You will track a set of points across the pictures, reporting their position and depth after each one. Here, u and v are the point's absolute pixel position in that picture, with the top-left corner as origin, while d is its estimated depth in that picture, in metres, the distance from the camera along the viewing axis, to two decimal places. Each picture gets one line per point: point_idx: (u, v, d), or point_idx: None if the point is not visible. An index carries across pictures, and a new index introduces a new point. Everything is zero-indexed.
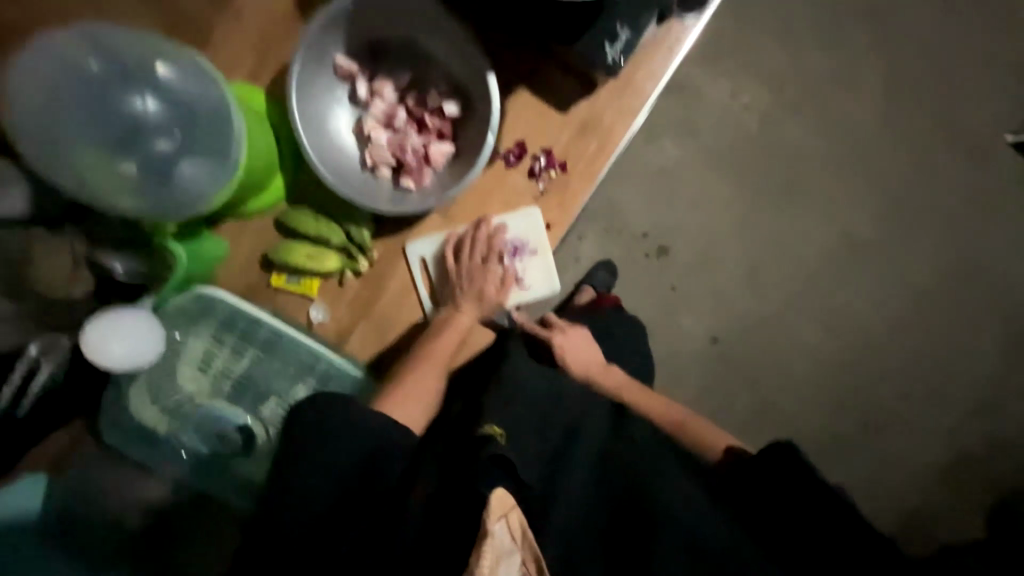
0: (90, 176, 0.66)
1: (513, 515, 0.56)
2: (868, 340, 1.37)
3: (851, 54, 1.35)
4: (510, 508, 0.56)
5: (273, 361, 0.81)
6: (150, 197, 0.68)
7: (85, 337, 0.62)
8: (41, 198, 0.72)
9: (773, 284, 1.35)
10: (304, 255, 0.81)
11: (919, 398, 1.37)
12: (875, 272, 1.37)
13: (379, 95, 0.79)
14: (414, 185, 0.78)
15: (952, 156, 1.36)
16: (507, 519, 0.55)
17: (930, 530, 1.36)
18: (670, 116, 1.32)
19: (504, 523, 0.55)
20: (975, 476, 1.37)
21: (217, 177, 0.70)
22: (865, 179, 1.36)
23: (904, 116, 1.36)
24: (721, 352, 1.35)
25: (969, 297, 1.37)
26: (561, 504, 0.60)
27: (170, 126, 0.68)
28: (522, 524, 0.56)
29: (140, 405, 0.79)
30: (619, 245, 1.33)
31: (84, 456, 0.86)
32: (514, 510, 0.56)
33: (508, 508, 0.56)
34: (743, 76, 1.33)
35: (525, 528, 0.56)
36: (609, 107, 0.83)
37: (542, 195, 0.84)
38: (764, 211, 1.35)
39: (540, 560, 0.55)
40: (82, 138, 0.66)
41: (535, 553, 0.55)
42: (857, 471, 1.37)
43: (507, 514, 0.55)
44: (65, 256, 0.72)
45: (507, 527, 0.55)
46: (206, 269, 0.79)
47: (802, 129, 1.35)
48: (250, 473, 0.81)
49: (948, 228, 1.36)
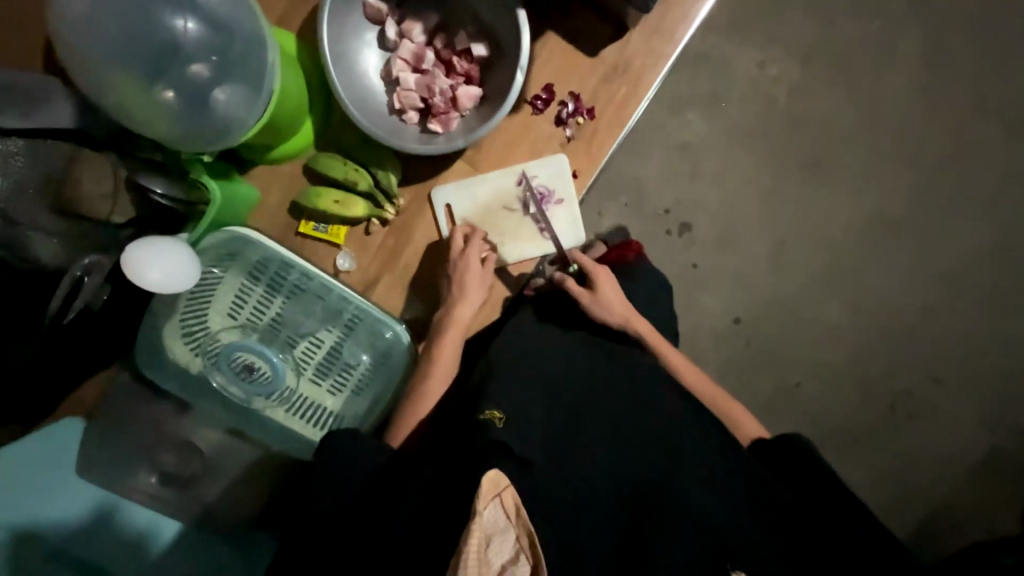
0: (128, 94, 0.70)
1: (506, 494, 0.57)
2: (904, 326, 1.28)
3: (889, 21, 1.26)
4: (503, 488, 0.57)
5: (304, 304, 0.85)
6: (183, 122, 0.72)
7: (134, 266, 0.66)
8: (86, 117, 0.73)
9: (801, 263, 1.28)
10: (332, 200, 0.81)
11: (960, 390, 1.27)
12: (913, 253, 1.27)
13: (407, 36, 0.79)
14: (442, 129, 0.79)
15: (1000, 130, 1.26)
16: (500, 499, 0.56)
17: (967, 531, 1.26)
18: (695, 87, 1.27)
19: (496, 503, 0.56)
20: (1019, 475, 1.26)
21: (246, 109, 0.73)
22: (903, 153, 1.27)
23: (948, 86, 1.26)
24: (743, 334, 1.28)
25: (1017, 282, 1.27)
26: (579, 472, 0.65)
27: (207, 53, 0.72)
28: (516, 502, 0.56)
29: (174, 342, 0.81)
30: (638, 222, 1.27)
31: (114, 395, 0.90)
32: (507, 489, 0.57)
33: (501, 486, 0.57)
34: (773, 44, 1.26)
35: (519, 505, 0.57)
36: (639, 52, 0.83)
37: (569, 141, 0.85)
38: (793, 187, 1.28)
39: (532, 534, 0.54)
40: (123, 55, 0.69)
41: (527, 530, 0.54)
42: (889, 464, 1.28)
43: (500, 494, 0.56)
44: (109, 177, 0.74)
45: (500, 506, 0.56)
46: (240, 211, 0.82)
47: (837, 99, 1.27)
48: (280, 408, 0.85)
49: (994, 208, 1.27)
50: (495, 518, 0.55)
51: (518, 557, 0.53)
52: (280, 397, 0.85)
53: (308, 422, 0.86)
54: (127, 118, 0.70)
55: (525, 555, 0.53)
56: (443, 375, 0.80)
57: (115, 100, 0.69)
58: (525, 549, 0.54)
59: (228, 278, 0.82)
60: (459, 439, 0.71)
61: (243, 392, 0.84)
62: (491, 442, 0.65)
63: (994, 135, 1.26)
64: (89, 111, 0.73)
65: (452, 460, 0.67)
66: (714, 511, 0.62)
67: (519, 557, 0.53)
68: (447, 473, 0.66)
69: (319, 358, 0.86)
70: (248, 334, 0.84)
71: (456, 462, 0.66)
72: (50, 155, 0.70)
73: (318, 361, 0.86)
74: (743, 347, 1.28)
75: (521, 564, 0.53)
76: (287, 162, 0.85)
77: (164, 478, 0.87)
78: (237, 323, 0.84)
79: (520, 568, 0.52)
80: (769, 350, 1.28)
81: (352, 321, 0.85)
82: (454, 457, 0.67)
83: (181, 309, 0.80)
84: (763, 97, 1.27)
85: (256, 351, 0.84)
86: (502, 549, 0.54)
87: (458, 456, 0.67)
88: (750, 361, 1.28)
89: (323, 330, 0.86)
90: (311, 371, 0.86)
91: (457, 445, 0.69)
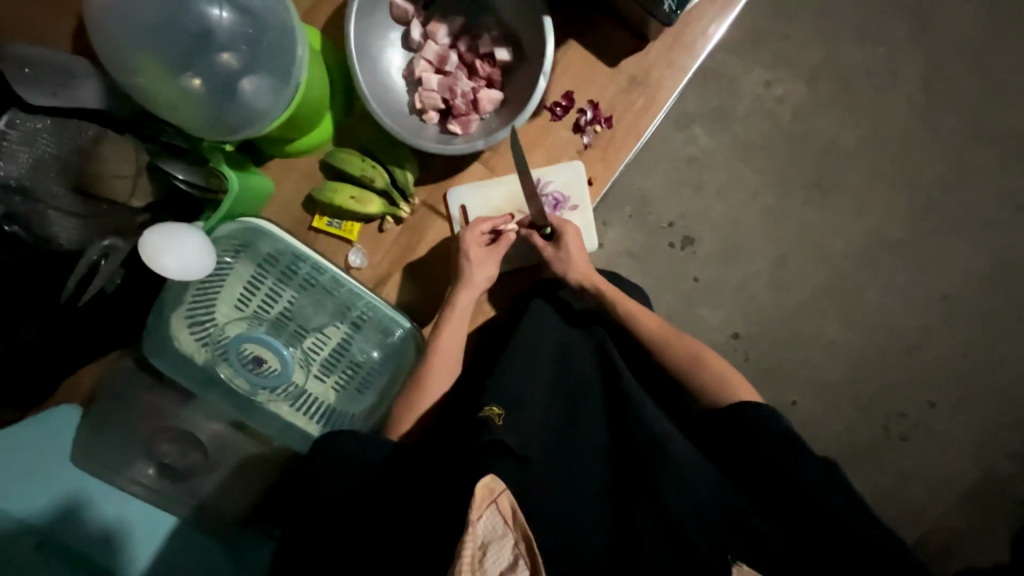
0: (156, 79, 0.70)
1: (502, 499, 0.58)
2: (900, 346, 1.29)
3: (891, 48, 1.29)
4: (498, 493, 0.58)
5: (314, 297, 0.85)
6: (209, 110, 0.72)
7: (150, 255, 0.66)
8: (111, 98, 0.73)
9: (800, 281, 1.29)
10: (348, 195, 0.82)
11: (953, 412, 1.28)
12: (910, 274, 1.29)
13: (432, 37, 0.80)
14: (461, 131, 0.80)
15: (995, 158, 1.29)
16: (496, 504, 0.57)
17: (958, 553, 1.26)
18: (701, 104, 1.29)
19: (492, 508, 0.57)
20: (1010, 498, 1.27)
21: (272, 100, 0.73)
22: (902, 177, 1.30)
23: (946, 114, 1.29)
24: (742, 349, 1.29)
25: (1010, 307, 1.29)
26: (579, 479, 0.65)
27: (238, 43, 0.72)
28: (512, 506, 0.58)
29: (179, 331, 0.79)
30: (641, 233, 1.28)
31: (116, 381, 0.92)
32: (503, 494, 0.58)
33: (496, 491, 0.58)
34: (779, 66, 1.29)
35: (516, 510, 0.58)
36: (658, 63, 0.85)
37: (586, 148, 0.86)
38: (794, 205, 1.29)
39: (530, 539, 0.56)
40: (155, 42, 0.70)
41: (524, 535, 0.56)
42: (882, 484, 1.28)
43: (496, 499, 0.57)
44: (130, 162, 0.75)
45: (496, 512, 0.57)
46: (254, 203, 0.82)
47: (839, 122, 1.30)
48: (285, 403, 0.84)
49: (988, 233, 1.29)
50: (491, 524, 0.56)
51: (517, 562, 0.55)
52: (284, 392, 0.84)
53: (312, 418, 0.85)
54: (152, 103, 0.70)
55: (524, 560, 0.55)
56: (446, 372, 0.80)
57: (141, 84, 0.69)
58: (524, 554, 0.55)
59: (238, 267, 0.82)
60: (461, 440, 0.70)
61: (248, 385, 0.82)
62: (491, 442, 0.64)
63: (990, 162, 1.29)
64: (115, 94, 0.73)
65: (452, 465, 0.67)
66: (704, 496, 0.62)
67: (518, 562, 0.55)
68: (448, 477, 0.67)
69: (326, 353, 0.85)
70: (256, 325, 0.83)
71: (456, 466, 0.66)
72: (75, 134, 0.72)
73: (325, 356, 0.85)
74: (741, 361, 1.29)
75: (520, 569, 0.55)
76: (304, 156, 0.85)
77: (162, 469, 0.90)
78: (244, 315, 0.83)
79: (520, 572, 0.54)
80: (767, 366, 1.29)
81: (362, 317, 0.85)
82: (455, 459, 0.67)
83: (189, 298, 0.79)
84: (768, 116, 1.29)
85: (265, 343, 0.81)
86: (501, 557, 0.54)
87: (459, 459, 0.66)
88: (748, 375, 1.29)
89: (332, 326, 0.86)
90: (317, 366, 0.85)
91: (458, 447, 0.69)
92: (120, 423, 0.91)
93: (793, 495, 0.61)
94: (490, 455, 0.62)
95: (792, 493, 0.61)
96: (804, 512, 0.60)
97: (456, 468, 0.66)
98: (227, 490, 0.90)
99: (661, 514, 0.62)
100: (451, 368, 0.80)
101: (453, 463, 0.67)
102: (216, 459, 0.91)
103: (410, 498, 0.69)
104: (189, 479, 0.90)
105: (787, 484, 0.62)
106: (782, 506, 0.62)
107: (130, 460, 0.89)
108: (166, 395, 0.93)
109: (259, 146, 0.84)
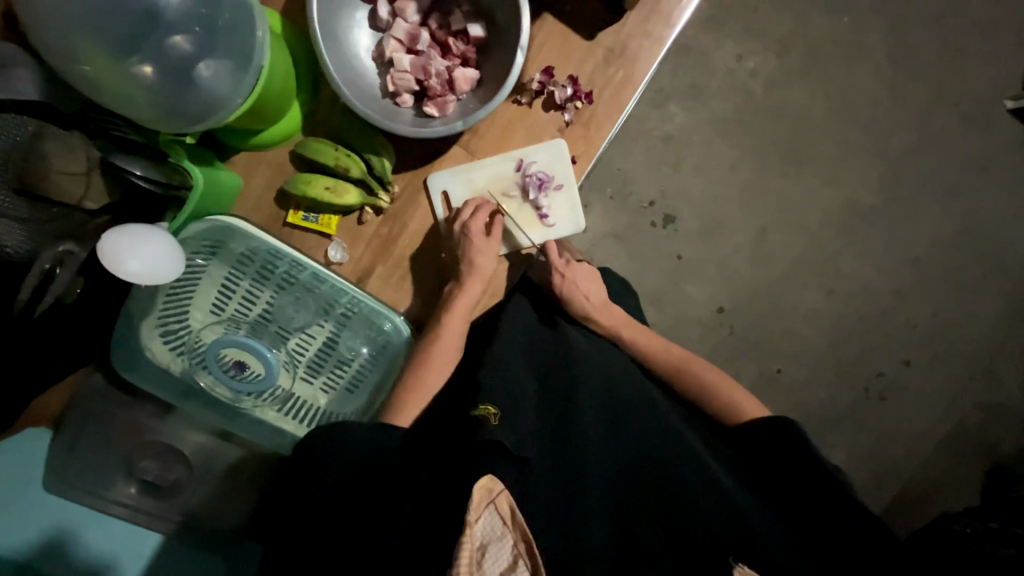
0: (99, 76, 0.64)
1: (501, 499, 0.57)
2: (876, 311, 1.33)
3: (857, 17, 1.30)
4: (498, 493, 0.57)
5: (296, 294, 0.82)
6: (170, 105, 0.68)
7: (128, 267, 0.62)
8: (52, 89, 0.65)
9: (777, 251, 1.31)
10: (323, 187, 0.78)
11: (922, 367, 1.33)
12: (883, 240, 1.32)
13: (401, 14, 0.77)
14: (437, 113, 0.76)
15: (955, 122, 1.32)
16: (495, 504, 0.56)
17: (934, 502, 1.31)
18: (674, 82, 1.28)
19: (491, 509, 0.56)
20: (978, 447, 1.32)
21: (239, 85, 0.69)
22: (866, 146, 1.32)
23: (911, 79, 1.31)
24: (725, 323, 1.30)
25: (974, 264, 1.33)
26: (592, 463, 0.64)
27: (190, 23, 0.68)
28: (511, 506, 0.57)
29: (151, 342, 0.75)
30: (624, 214, 1.28)
31: (82, 396, 0.88)
32: (502, 494, 0.57)
33: (495, 491, 0.57)
34: (749, 39, 1.29)
35: (515, 511, 0.57)
36: (636, 34, 0.83)
37: (567, 126, 0.84)
38: (769, 177, 1.30)
39: (530, 539, 0.55)
40: (89, 37, 0.63)
41: (524, 535, 0.56)
42: (859, 442, 1.33)
43: (495, 499, 0.56)
44: (79, 158, 0.66)
45: (495, 512, 0.56)
46: (219, 200, 0.78)
47: (811, 94, 1.31)
48: (269, 412, 0.81)
49: (948, 195, 1.32)
50: (491, 524, 0.55)
51: (517, 562, 0.55)
52: (272, 396, 0.81)
53: (301, 422, 0.81)
54: (101, 96, 0.64)
55: (524, 559, 0.55)
56: (452, 348, 0.79)
57: (87, 73, 0.63)
58: (523, 553, 0.55)
59: (211, 269, 0.78)
60: (455, 433, 0.67)
61: (231, 392, 0.80)
62: (487, 442, 0.60)
63: (951, 125, 1.32)
64: (57, 84, 0.66)
65: (454, 462, 0.62)
66: (705, 495, 0.61)
67: (517, 561, 0.55)
68: (446, 476, 0.61)
69: (312, 354, 0.83)
70: (233, 329, 0.79)
71: (456, 463, 0.62)
72: (12, 130, 0.62)
73: (310, 357, 0.83)
74: (726, 335, 1.31)
75: (520, 569, 0.54)
76: (272, 149, 0.81)
77: (145, 487, 0.86)
78: (220, 319, 0.80)
79: (519, 572, 0.54)
80: (751, 337, 1.31)
81: (347, 314, 0.82)
82: (450, 459, 0.63)
83: (159, 306, 0.74)
84: (741, 90, 1.29)
85: (246, 348, 0.79)
86: (500, 557, 0.54)
87: (457, 457, 0.62)
88: (731, 349, 1.30)
89: (316, 325, 0.83)
90: (303, 368, 0.83)
91: (451, 444, 0.66)
92: (100, 440, 0.87)
93: (804, 493, 0.64)
94: (487, 454, 0.59)
95: (814, 506, 0.62)
96: (800, 502, 0.63)
97: (455, 466, 0.61)
98: (211, 502, 0.87)
99: (662, 519, 0.61)
100: (437, 381, 0.77)
101: (445, 467, 0.62)
102: (200, 476, 0.88)
103: (392, 500, 0.61)
104: (173, 497, 0.87)
105: (801, 479, 0.65)
106: (798, 511, 0.63)
107: (86, 487, 0.84)
108: (145, 408, 0.89)
109: (222, 140, 0.79)
